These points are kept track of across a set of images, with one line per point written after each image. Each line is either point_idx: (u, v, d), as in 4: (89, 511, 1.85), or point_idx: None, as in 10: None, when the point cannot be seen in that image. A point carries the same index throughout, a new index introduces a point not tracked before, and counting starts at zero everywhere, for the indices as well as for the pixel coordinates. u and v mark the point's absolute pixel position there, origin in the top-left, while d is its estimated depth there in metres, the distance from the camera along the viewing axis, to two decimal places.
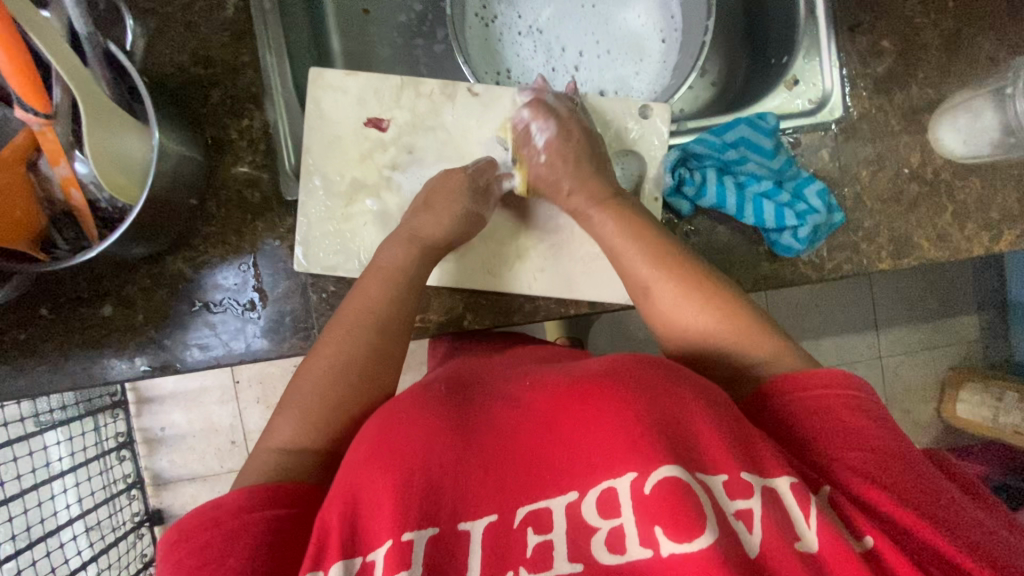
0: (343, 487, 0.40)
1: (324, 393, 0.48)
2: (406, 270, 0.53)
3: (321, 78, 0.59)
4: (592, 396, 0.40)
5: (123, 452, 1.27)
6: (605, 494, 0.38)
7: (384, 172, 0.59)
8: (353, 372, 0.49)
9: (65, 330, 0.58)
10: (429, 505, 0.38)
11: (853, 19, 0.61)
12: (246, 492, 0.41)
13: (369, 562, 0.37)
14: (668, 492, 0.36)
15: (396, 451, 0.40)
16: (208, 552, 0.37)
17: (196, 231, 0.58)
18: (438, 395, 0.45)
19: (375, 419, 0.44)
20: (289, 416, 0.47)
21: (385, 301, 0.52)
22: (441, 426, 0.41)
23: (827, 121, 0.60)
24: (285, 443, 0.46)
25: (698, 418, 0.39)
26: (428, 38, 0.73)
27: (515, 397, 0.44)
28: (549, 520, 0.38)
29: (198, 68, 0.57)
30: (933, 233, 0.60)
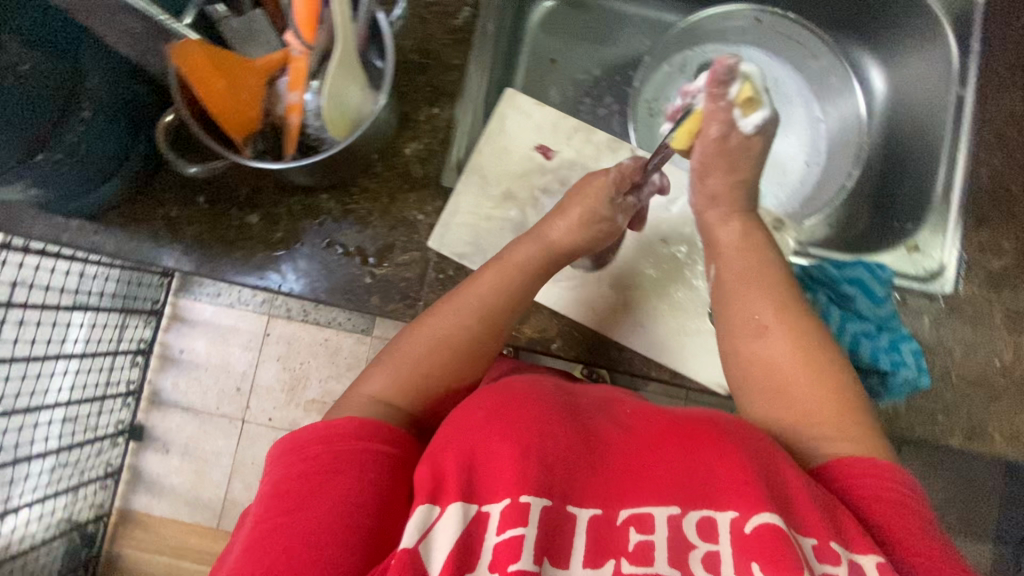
0: (463, 441, 0.42)
1: (424, 358, 0.51)
2: (525, 271, 0.56)
3: (513, 100, 0.66)
4: (698, 433, 0.43)
5: (138, 359, 1.31)
6: (703, 520, 0.38)
7: (535, 193, 0.65)
8: (447, 348, 0.51)
9: (212, 223, 0.64)
10: (545, 476, 0.39)
11: (980, 214, 0.66)
12: (355, 420, 0.44)
13: (483, 513, 0.38)
14: (767, 537, 0.36)
15: (516, 421, 0.42)
16: (318, 463, 0.40)
17: (357, 183, 0.64)
18: (550, 390, 0.48)
19: (495, 392, 0.47)
20: (383, 371, 0.50)
21: (496, 297, 0.54)
22: (558, 416, 0.44)
23: (936, 292, 0.65)
24: (377, 396, 0.48)
25: (791, 481, 0.40)
26: (595, 99, 0.81)
27: (619, 417, 0.46)
28: (651, 525, 0.38)
29: (417, 56, 0.66)
30: (1008, 429, 0.62)
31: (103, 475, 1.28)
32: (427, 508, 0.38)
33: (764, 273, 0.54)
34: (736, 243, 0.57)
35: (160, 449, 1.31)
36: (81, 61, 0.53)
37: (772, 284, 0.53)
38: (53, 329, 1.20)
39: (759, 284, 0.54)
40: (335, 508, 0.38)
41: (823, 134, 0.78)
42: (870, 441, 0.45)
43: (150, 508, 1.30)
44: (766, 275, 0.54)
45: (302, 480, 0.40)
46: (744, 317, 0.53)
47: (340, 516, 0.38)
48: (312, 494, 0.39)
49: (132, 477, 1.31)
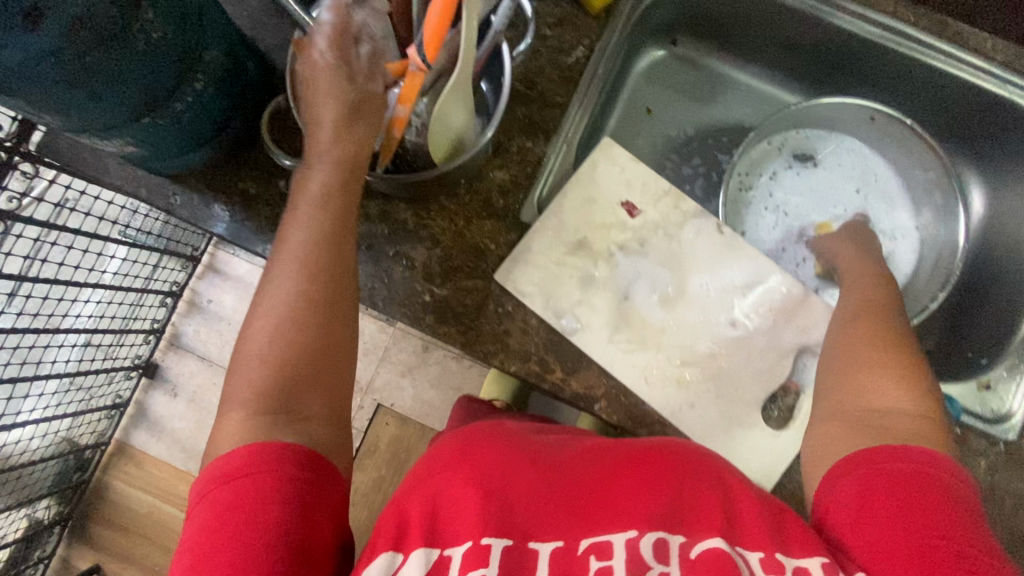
0: (431, 487, 0.44)
1: (279, 342, 0.45)
2: (333, 195, 0.49)
3: (608, 150, 0.65)
4: (648, 462, 0.46)
5: (167, 299, 1.33)
6: (658, 541, 0.40)
7: (611, 247, 0.63)
8: (302, 325, 0.46)
9: (286, 208, 0.65)
10: (502, 520, 0.40)
11: None
12: (251, 448, 0.41)
13: (446, 557, 0.39)
14: (713, 559, 0.39)
15: (476, 466, 0.45)
16: (232, 501, 0.39)
17: (436, 200, 0.64)
18: (514, 439, 0.50)
19: (449, 445, 0.49)
20: (246, 375, 0.45)
21: (314, 238, 0.48)
22: (515, 457, 0.46)
23: (1000, 436, 0.61)
24: (247, 401, 0.43)
25: (744, 506, 0.43)
26: (682, 159, 0.79)
27: (579, 453, 0.48)
28: (610, 550, 0.40)
29: (522, 87, 0.66)
30: None
31: (110, 405, 1.28)
32: (390, 555, 0.39)
33: (869, 282, 0.60)
34: (853, 254, 0.65)
35: (168, 392, 1.33)
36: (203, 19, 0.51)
37: (875, 289, 0.59)
38: (97, 258, 1.23)
39: (863, 287, 0.59)
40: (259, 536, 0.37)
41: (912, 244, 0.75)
42: (922, 422, 0.46)
43: (147, 446, 1.31)
44: (874, 281, 0.60)
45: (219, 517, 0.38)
46: (844, 305, 0.59)
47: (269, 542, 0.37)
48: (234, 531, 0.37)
49: (137, 413, 1.32)
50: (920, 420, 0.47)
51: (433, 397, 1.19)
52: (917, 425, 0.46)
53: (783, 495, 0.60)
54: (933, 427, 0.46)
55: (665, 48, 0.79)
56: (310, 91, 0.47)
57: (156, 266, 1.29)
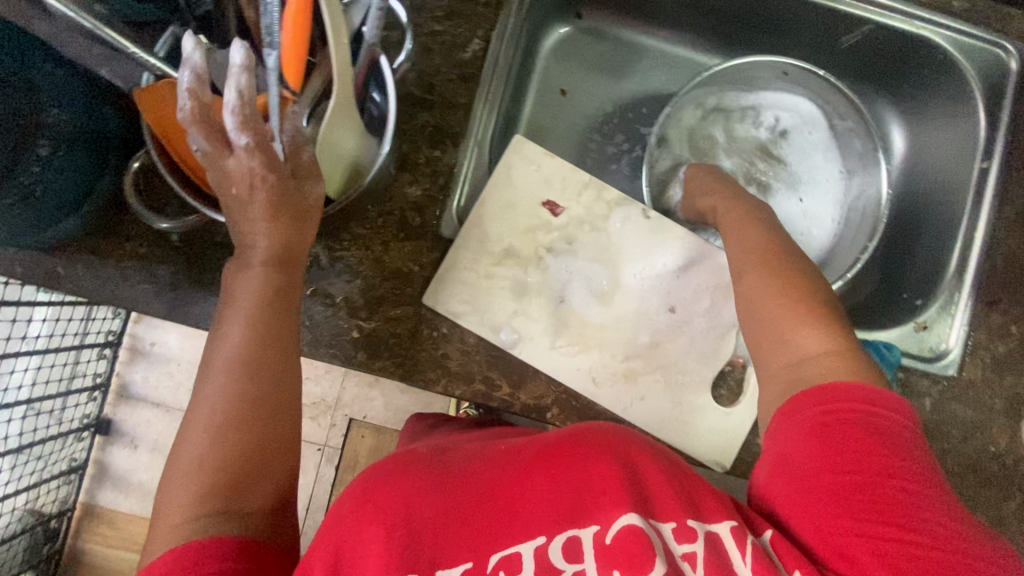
0: (333, 538, 0.40)
1: (217, 439, 0.41)
2: (268, 300, 0.46)
3: (521, 147, 0.61)
4: (560, 457, 0.43)
5: (106, 351, 1.25)
6: (569, 541, 0.39)
7: (540, 251, 0.60)
8: (241, 429, 0.42)
9: (186, 261, 0.59)
10: (409, 554, 0.38)
11: (993, 296, 0.64)
12: (164, 559, 0.37)
13: None
14: (625, 539, 0.38)
15: (380, 503, 0.41)
16: None
17: (348, 228, 0.59)
18: (415, 458, 0.47)
19: (355, 483, 0.45)
20: (175, 487, 0.40)
21: (250, 334, 0.44)
22: (424, 480, 0.43)
23: (939, 373, 0.64)
24: (183, 510, 0.39)
25: (647, 473, 0.42)
26: (605, 137, 0.76)
27: (483, 457, 0.46)
28: (518, 563, 0.38)
29: (419, 91, 0.61)
30: (995, 515, 0.63)
31: (66, 470, 1.21)
32: None
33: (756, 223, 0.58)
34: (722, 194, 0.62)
35: (128, 445, 1.26)
36: (38, 82, 0.46)
37: (758, 231, 0.56)
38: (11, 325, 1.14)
39: (752, 230, 0.57)
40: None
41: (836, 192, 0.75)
42: (843, 355, 0.46)
43: (115, 504, 1.24)
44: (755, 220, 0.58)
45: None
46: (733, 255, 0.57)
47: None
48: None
49: (99, 472, 1.25)
50: (838, 355, 0.46)
51: (404, 404, 1.16)
52: (837, 360, 0.46)
53: (744, 469, 0.60)
54: (852, 352, 0.46)
55: (570, 23, 0.75)
56: (238, 204, 0.44)
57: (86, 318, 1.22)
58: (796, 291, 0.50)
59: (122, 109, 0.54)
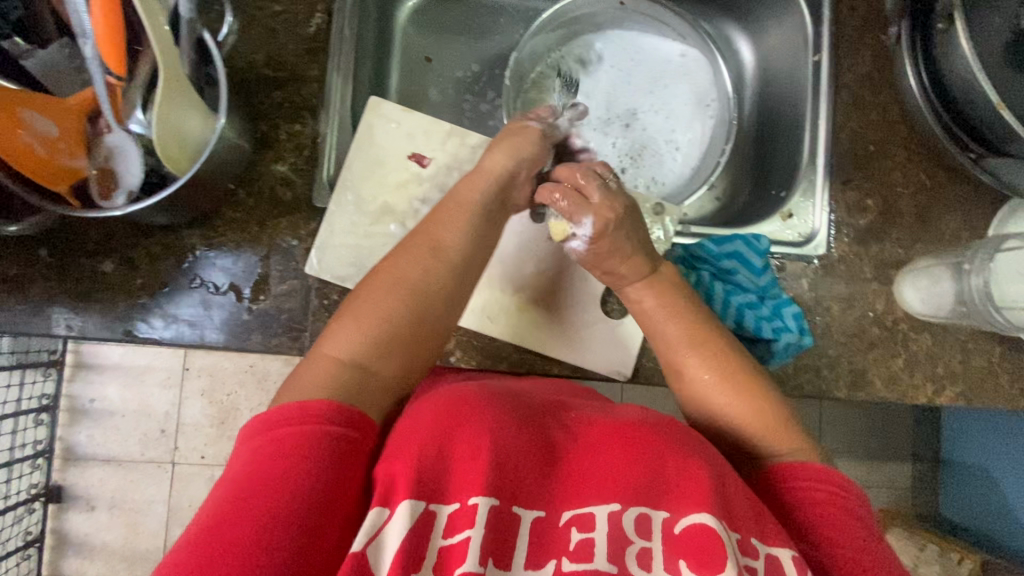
0: (421, 438, 0.41)
1: (391, 309, 0.49)
2: (451, 273, 0.53)
3: (378, 107, 0.63)
4: (665, 435, 0.44)
5: (43, 416, 1.21)
6: (641, 517, 0.39)
7: (415, 203, 0.62)
8: (413, 320, 0.49)
9: (59, 277, 0.58)
10: (495, 482, 0.39)
11: (845, 175, 0.69)
12: (325, 400, 0.42)
13: (431, 512, 0.38)
14: (697, 535, 0.38)
15: (471, 423, 0.42)
16: (271, 460, 0.38)
17: (220, 214, 0.60)
18: (509, 395, 0.47)
19: (444, 393, 0.45)
20: (349, 329, 0.47)
21: (434, 264, 0.52)
22: (512, 414, 0.44)
23: (812, 255, 0.68)
24: (343, 352, 0.46)
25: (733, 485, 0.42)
26: (478, 95, 0.79)
27: (579, 416, 0.47)
28: (592, 522, 0.39)
29: (269, 70, 0.62)
30: (885, 374, 0.67)
31: (22, 546, 1.18)
32: (377, 511, 0.38)
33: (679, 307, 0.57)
34: (649, 295, 0.58)
35: (85, 507, 1.22)
36: None
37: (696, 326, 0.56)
38: None
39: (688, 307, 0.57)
40: (292, 507, 0.36)
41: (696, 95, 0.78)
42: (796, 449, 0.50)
43: (82, 570, 1.20)
44: (675, 307, 0.57)
45: (264, 470, 0.38)
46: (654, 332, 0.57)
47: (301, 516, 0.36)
48: (273, 483, 0.37)
49: (58, 541, 1.21)
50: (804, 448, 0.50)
51: None
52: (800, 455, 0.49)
53: (646, 374, 0.63)
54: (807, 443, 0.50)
55: None
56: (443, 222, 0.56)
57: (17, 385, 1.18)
58: (750, 389, 0.52)
59: None
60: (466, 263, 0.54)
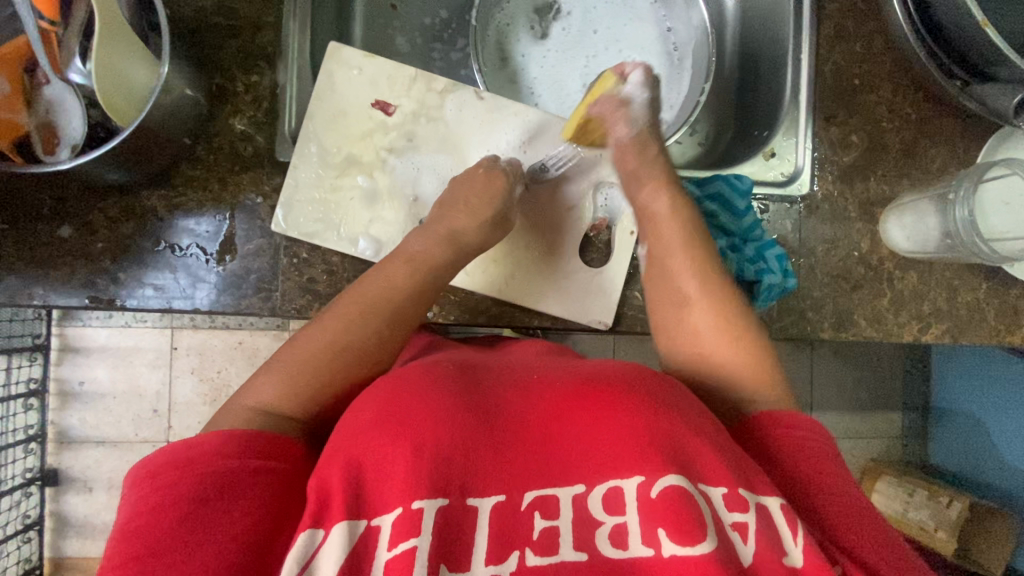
0: (348, 450, 0.40)
1: (318, 365, 0.48)
2: (404, 290, 0.53)
3: (338, 53, 0.60)
4: (607, 397, 0.43)
5: (33, 401, 1.19)
6: (610, 492, 0.39)
7: (381, 153, 0.60)
8: (348, 351, 0.49)
9: (15, 244, 0.56)
10: (439, 475, 0.38)
11: (829, 111, 0.67)
12: (223, 437, 0.41)
13: (374, 527, 0.37)
14: (672, 499, 0.38)
15: (404, 419, 0.41)
16: (175, 503, 0.37)
17: (179, 172, 0.58)
18: (447, 376, 0.46)
19: (384, 386, 0.45)
20: (270, 379, 0.47)
21: (367, 320, 0.50)
22: (450, 399, 0.43)
23: (795, 195, 0.66)
24: (261, 404, 0.45)
25: (701, 436, 0.42)
26: (447, 44, 0.76)
27: (523, 390, 0.45)
28: (556, 508, 0.39)
29: (220, 17, 0.59)
30: (870, 314, 0.67)
31: (22, 529, 1.18)
32: (310, 532, 0.37)
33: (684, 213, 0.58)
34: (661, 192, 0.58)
35: (82, 489, 1.22)
36: None
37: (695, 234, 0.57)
38: None
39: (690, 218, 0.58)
40: (209, 546, 0.36)
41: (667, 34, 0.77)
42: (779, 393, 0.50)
43: (85, 551, 1.22)
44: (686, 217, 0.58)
45: (162, 516, 0.37)
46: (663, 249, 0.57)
47: (222, 552, 0.36)
48: (181, 527, 0.36)
49: (59, 523, 1.21)
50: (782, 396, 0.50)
51: None
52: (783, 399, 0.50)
53: (627, 323, 0.62)
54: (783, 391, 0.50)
55: None
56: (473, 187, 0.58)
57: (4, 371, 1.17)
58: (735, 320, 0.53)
59: None
60: (415, 298, 0.53)
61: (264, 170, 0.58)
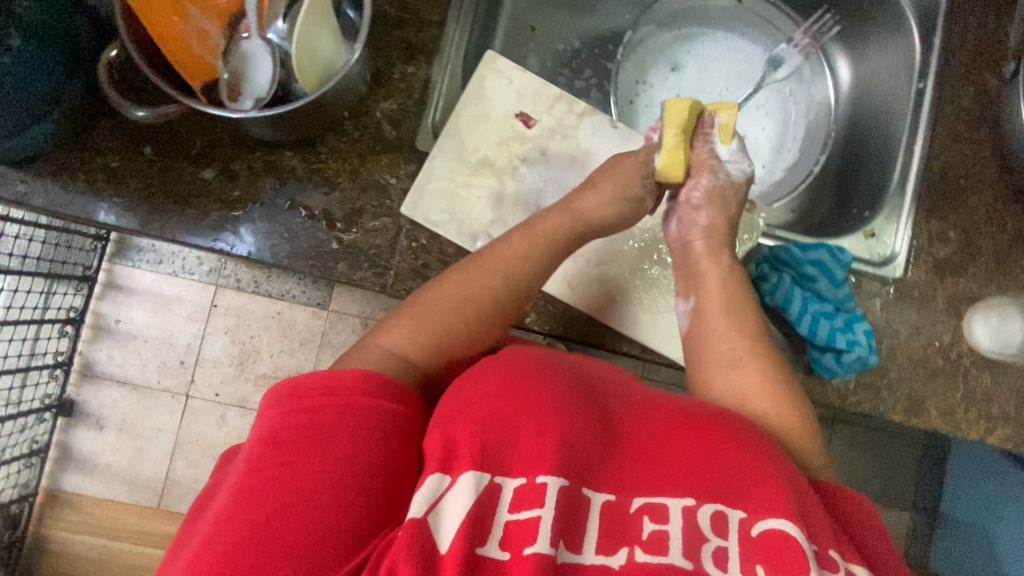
0: (475, 409, 0.40)
1: (443, 318, 0.50)
2: (528, 258, 0.55)
3: (493, 62, 0.64)
4: (719, 428, 0.43)
5: (68, 328, 1.15)
6: (717, 515, 0.38)
7: (514, 162, 0.63)
8: (472, 309, 0.51)
9: (160, 176, 0.59)
10: (565, 457, 0.38)
11: (932, 204, 0.70)
12: (363, 374, 0.41)
13: (497, 486, 0.37)
14: (774, 541, 0.36)
15: (535, 394, 0.41)
16: (314, 430, 0.38)
17: (324, 141, 0.60)
18: (562, 367, 0.45)
19: (507, 359, 0.45)
20: (404, 325, 0.49)
21: (491, 280, 0.53)
22: (575, 391, 0.43)
23: (888, 276, 0.68)
24: (391, 346, 0.48)
25: (801, 487, 0.41)
26: (574, 72, 0.80)
27: (635, 401, 0.45)
28: (665, 514, 0.38)
29: (393, 10, 0.63)
30: (942, 405, 0.67)
31: (27, 453, 1.12)
32: (438, 478, 0.37)
33: None
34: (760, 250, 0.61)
35: (93, 426, 1.16)
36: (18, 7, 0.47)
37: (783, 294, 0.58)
38: None
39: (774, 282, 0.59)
40: (338, 476, 0.36)
41: (791, 104, 0.83)
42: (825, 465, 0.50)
43: (82, 487, 1.15)
44: None
45: (305, 436, 0.37)
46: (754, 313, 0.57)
47: (350, 483, 0.36)
48: (315, 453, 0.37)
49: (63, 455, 1.15)
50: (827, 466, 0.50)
51: None
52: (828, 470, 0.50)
53: None
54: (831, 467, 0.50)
55: None
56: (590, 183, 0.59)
57: (47, 292, 1.14)
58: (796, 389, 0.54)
59: (98, 27, 0.56)
60: (535, 275, 0.55)
61: (404, 155, 0.61)
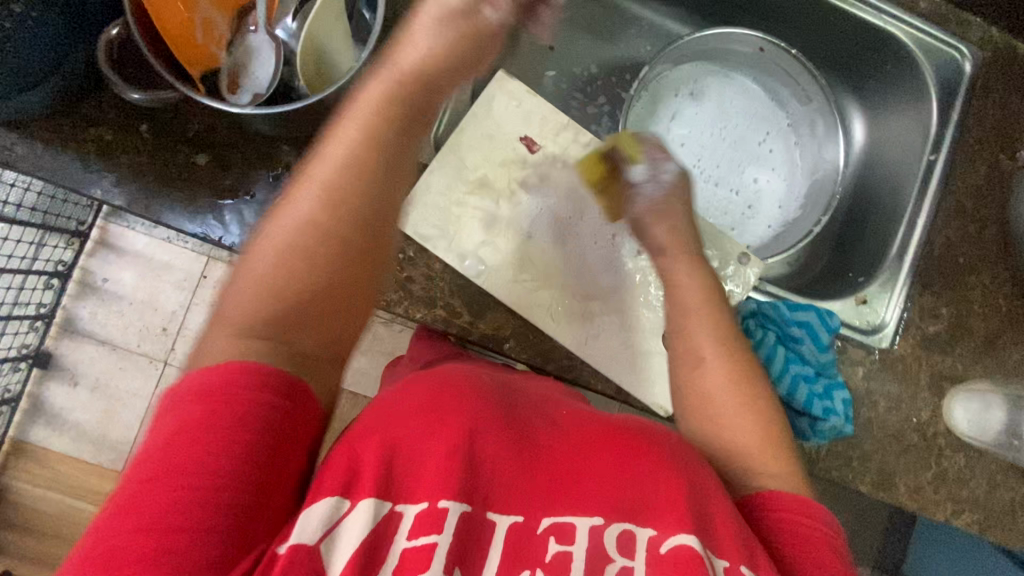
0: (387, 431, 0.39)
1: (290, 270, 0.39)
2: (378, 155, 0.43)
3: (505, 83, 0.64)
4: (635, 444, 0.41)
5: (54, 281, 1.14)
6: (624, 534, 0.37)
7: (513, 185, 0.63)
8: (324, 245, 0.40)
9: (152, 155, 0.58)
10: (468, 481, 0.36)
11: (926, 280, 0.69)
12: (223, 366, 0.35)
13: (397, 513, 0.35)
14: (683, 560, 0.35)
15: (445, 417, 0.40)
16: (179, 436, 0.33)
17: (321, 142, 0.59)
18: (483, 386, 0.45)
19: (426, 381, 0.44)
20: (243, 291, 0.39)
21: (339, 206, 0.41)
22: (488, 408, 0.41)
23: (875, 346, 0.67)
24: (233, 324, 0.38)
25: (715, 506, 0.39)
26: (588, 97, 0.78)
27: (554, 419, 0.44)
28: (572, 535, 0.36)
29: None
30: (911, 482, 0.66)
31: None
32: (336, 502, 0.34)
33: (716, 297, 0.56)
34: (689, 274, 0.57)
35: (66, 382, 1.15)
36: None
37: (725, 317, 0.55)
38: None
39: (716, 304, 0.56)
40: (200, 489, 0.32)
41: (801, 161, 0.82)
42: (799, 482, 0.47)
43: (47, 443, 1.14)
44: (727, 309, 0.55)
45: (169, 444, 0.33)
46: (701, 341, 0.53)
47: (212, 499, 0.32)
48: (177, 463, 0.32)
49: (33, 407, 1.14)
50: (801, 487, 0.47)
51: (364, 363, 1.00)
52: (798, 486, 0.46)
53: None
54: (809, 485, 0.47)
55: None
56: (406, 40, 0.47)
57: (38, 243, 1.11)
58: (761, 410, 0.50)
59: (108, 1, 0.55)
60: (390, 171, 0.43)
61: None
